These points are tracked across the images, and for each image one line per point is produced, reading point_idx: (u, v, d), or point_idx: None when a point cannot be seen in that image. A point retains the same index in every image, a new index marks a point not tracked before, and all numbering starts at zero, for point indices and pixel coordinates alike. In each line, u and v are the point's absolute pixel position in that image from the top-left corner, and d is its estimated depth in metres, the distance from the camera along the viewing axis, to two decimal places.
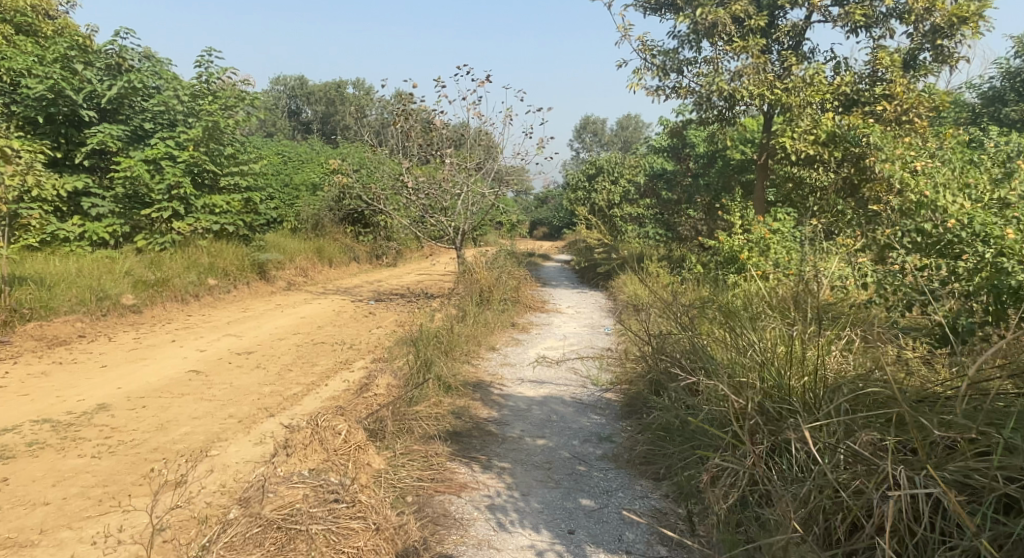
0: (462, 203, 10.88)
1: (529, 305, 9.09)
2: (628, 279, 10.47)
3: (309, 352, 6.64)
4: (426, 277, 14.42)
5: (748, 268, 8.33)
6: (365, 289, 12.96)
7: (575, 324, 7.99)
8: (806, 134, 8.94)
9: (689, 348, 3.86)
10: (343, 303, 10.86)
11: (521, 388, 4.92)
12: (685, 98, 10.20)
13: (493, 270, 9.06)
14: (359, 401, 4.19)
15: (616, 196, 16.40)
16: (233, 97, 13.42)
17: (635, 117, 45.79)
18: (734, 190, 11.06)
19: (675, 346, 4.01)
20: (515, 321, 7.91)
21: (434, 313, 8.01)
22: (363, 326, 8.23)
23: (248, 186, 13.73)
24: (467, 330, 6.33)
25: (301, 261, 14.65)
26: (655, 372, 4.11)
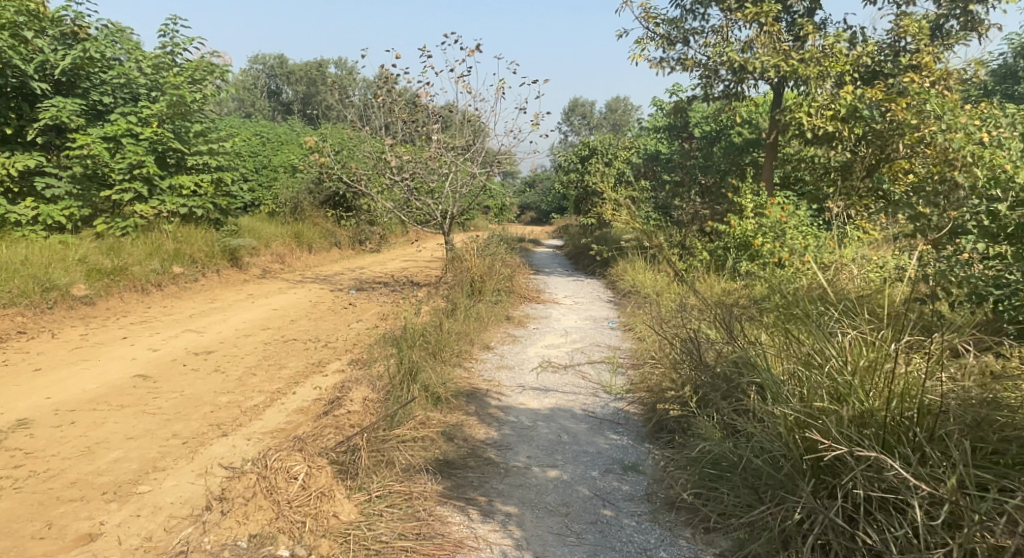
0: (449, 184, 10.08)
1: (523, 296, 8.37)
2: (629, 266, 9.76)
3: (278, 352, 5.86)
4: (412, 264, 13.64)
5: (762, 255, 7.65)
6: (346, 277, 12.15)
7: (576, 318, 7.30)
8: (824, 110, 8.27)
9: (737, 357, 3.09)
10: (321, 293, 10.06)
11: (523, 399, 4.19)
12: (691, 71, 9.44)
13: (486, 257, 8.31)
14: (329, 422, 3.44)
15: (611, 178, 15.66)
16: (201, 70, 12.49)
17: (623, 99, 44.99)
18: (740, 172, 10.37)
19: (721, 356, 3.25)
20: (510, 314, 7.18)
21: (420, 306, 7.27)
22: (342, 320, 7.45)
23: (220, 166, 12.82)
24: (458, 327, 5.59)
25: (277, 247, 13.80)
26: (693, 386, 3.34)
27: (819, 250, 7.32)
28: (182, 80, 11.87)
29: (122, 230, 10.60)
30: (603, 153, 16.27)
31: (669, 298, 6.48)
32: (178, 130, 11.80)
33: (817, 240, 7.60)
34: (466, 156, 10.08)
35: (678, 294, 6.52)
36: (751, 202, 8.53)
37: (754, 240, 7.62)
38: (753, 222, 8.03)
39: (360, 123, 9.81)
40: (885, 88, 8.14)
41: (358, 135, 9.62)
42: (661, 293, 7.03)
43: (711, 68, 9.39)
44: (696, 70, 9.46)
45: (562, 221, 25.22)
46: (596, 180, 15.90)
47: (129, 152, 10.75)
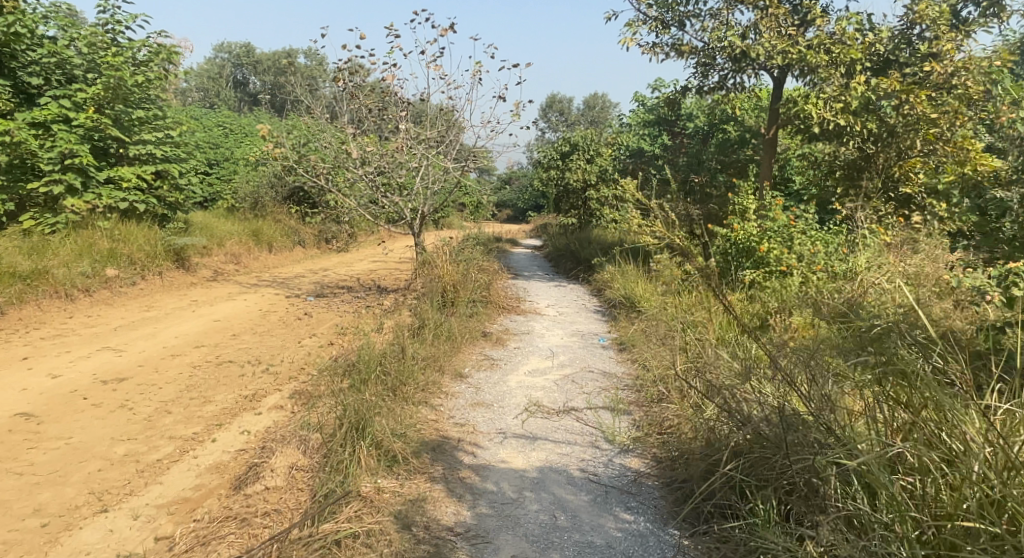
0: (420, 180, 9.10)
1: (501, 306, 7.46)
2: (616, 272, 8.90)
3: (207, 378, 4.87)
4: (381, 266, 12.63)
5: (767, 263, 6.83)
6: (306, 280, 11.09)
7: (560, 334, 6.42)
8: (834, 102, 7.48)
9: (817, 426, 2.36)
10: (275, 299, 9.02)
11: (502, 452, 3.30)
12: (687, 58, 8.59)
13: (460, 262, 7.39)
14: (238, 522, 2.61)
15: (593, 176, 14.80)
16: (146, 50, 11.31)
17: (602, 97, 44.26)
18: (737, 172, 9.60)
19: (784, 421, 2.45)
20: (487, 329, 6.28)
21: (384, 321, 6.32)
22: (293, 335, 6.45)
23: (168, 158, 11.65)
24: (423, 351, 4.66)
25: (232, 246, 12.69)
26: (745, 456, 2.55)
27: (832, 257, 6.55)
28: (124, 59, 10.69)
29: (50, 226, 9.38)
30: (584, 149, 15.34)
31: (670, 314, 5.63)
32: (119, 117, 10.64)
33: (828, 248, 6.85)
34: (438, 149, 9.09)
35: (680, 310, 5.68)
36: (753, 203, 7.73)
37: (760, 246, 6.80)
38: (757, 225, 7.22)
39: (319, 112, 8.79)
40: (900, 78, 7.42)
41: (316, 124, 8.58)
42: (658, 307, 6.17)
43: (708, 55, 8.56)
44: (691, 57, 8.63)
45: (540, 221, 24.22)
46: (577, 178, 14.98)
47: (59, 139, 9.56)
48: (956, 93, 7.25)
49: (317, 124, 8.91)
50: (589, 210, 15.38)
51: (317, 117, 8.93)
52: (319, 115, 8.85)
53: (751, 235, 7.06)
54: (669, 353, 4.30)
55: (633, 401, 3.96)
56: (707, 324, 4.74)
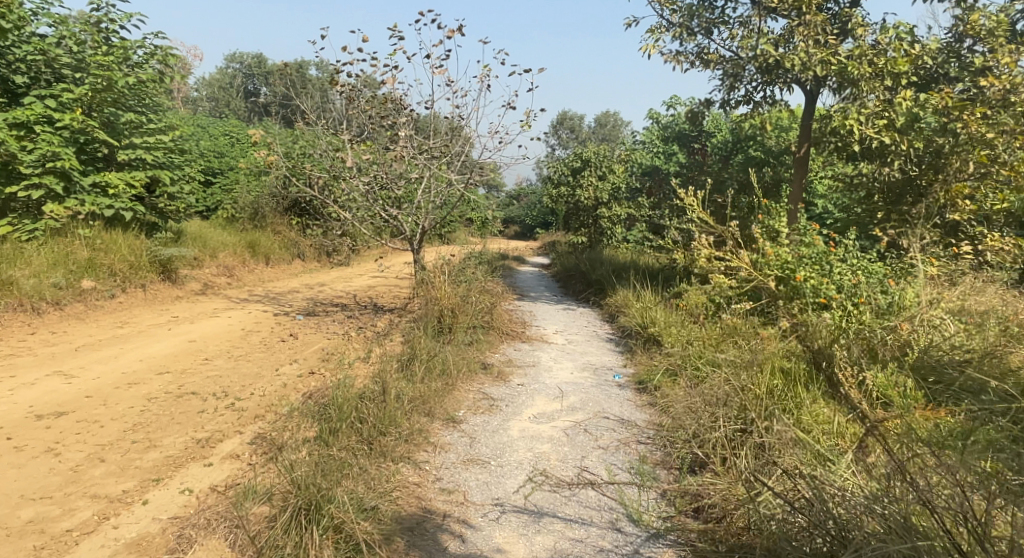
0: (423, 192, 8.47)
1: (505, 333, 6.78)
2: (632, 296, 8.20)
3: (160, 415, 4.19)
4: (381, 282, 11.98)
5: (803, 293, 6.16)
6: (299, 296, 10.44)
7: (570, 367, 5.73)
8: (876, 118, 6.83)
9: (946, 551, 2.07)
10: (262, 316, 8.37)
11: (501, 536, 2.68)
12: (714, 68, 7.95)
13: (461, 284, 6.72)
14: None
15: (606, 194, 14.15)
16: (141, 51, 10.79)
17: (614, 116, 43.80)
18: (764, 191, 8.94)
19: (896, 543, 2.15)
20: (488, 360, 5.60)
21: (372, 349, 5.64)
22: (272, 361, 5.78)
23: (160, 164, 11.09)
24: (410, 389, 3.98)
25: (225, 258, 12.08)
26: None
27: (875, 290, 5.88)
28: (117, 60, 10.15)
29: (28, 233, 8.80)
30: (596, 165, 14.62)
31: (699, 352, 4.94)
32: (109, 119, 10.09)
33: (871, 278, 6.19)
34: (442, 159, 8.45)
35: (710, 346, 5.00)
36: (785, 227, 7.06)
37: (796, 274, 6.13)
38: (791, 251, 6.53)
39: (315, 119, 8.17)
40: (950, 93, 6.75)
41: (310, 131, 7.96)
42: (682, 342, 5.48)
43: (737, 66, 7.92)
44: (719, 65, 7.98)
45: (549, 238, 23.44)
46: (588, 196, 14.28)
47: (41, 140, 9.00)
48: (1013, 111, 6.54)
49: (311, 132, 8.29)
50: (600, 228, 14.66)
51: (312, 124, 8.31)
52: (315, 122, 8.24)
53: (786, 262, 6.39)
54: (707, 408, 3.64)
55: (672, 473, 3.32)
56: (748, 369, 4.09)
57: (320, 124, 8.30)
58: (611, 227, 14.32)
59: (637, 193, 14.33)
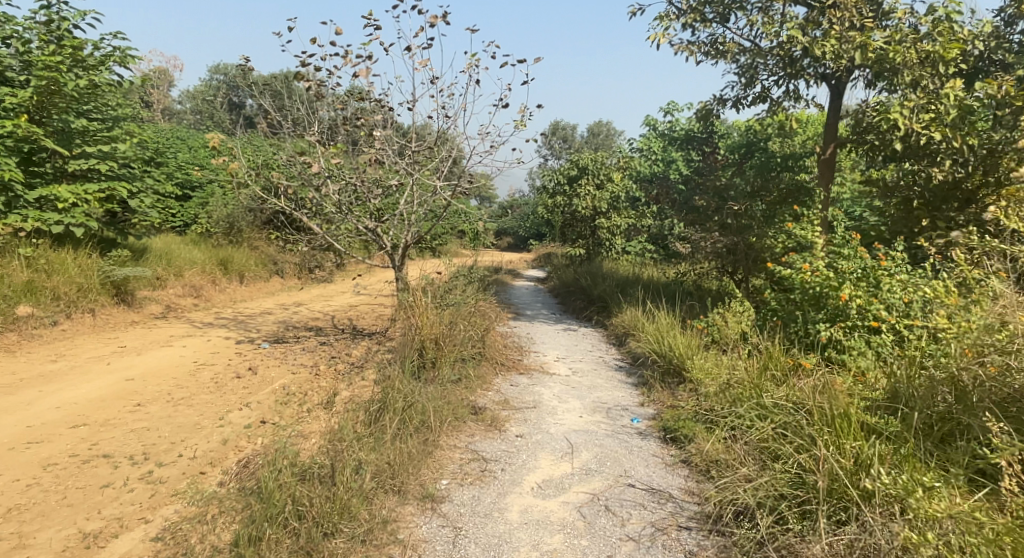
0: (404, 201, 7.52)
1: (499, 364, 5.81)
2: (642, 317, 7.27)
3: (50, 493, 3.23)
4: (364, 301, 10.99)
5: (849, 314, 5.29)
6: (271, 319, 9.45)
7: (577, 408, 4.79)
8: (921, 111, 5.94)
9: None
10: (223, 344, 7.40)
11: None
12: (730, 58, 7.07)
13: (447, 307, 5.77)
14: None
15: (605, 203, 13.22)
16: (96, 51, 9.83)
17: (606, 125, 43.13)
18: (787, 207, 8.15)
19: None
20: (480, 403, 4.64)
21: (338, 391, 4.67)
22: (218, 406, 4.79)
23: (119, 175, 10.11)
24: (376, 462, 3.07)
25: (194, 277, 11.10)
26: None
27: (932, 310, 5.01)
28: (68, 60, 9.16)
29: None
30: (594, 173, 13.67)
31: (742, 391, 4.02)
32: (59, 127, 9.09)
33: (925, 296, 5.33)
34: (426, 165, 7.47)
35: (756, 384, 4.06)
36: (818, 237, 6.16)
37: (841, 293, 5.26)
38: (833, 267, 5.63)
39: (279, 121, 7.18)
40: (1008, 80, 5.84)
41: (272, 133, 6.96)
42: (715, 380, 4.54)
43: (757, 56, 7.04)
44: (738, 55, 7.09)
45: (545, 250, 22.46)
46: (585, 206, 13.34)
47: None
48: None
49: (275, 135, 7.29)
50: (598, 240, 13.73)
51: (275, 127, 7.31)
52: (279, 124, 7.24)
53: (833, 279, 5.46)
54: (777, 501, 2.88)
55: None
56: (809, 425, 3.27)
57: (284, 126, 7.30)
58: (610, 239, 13.42)
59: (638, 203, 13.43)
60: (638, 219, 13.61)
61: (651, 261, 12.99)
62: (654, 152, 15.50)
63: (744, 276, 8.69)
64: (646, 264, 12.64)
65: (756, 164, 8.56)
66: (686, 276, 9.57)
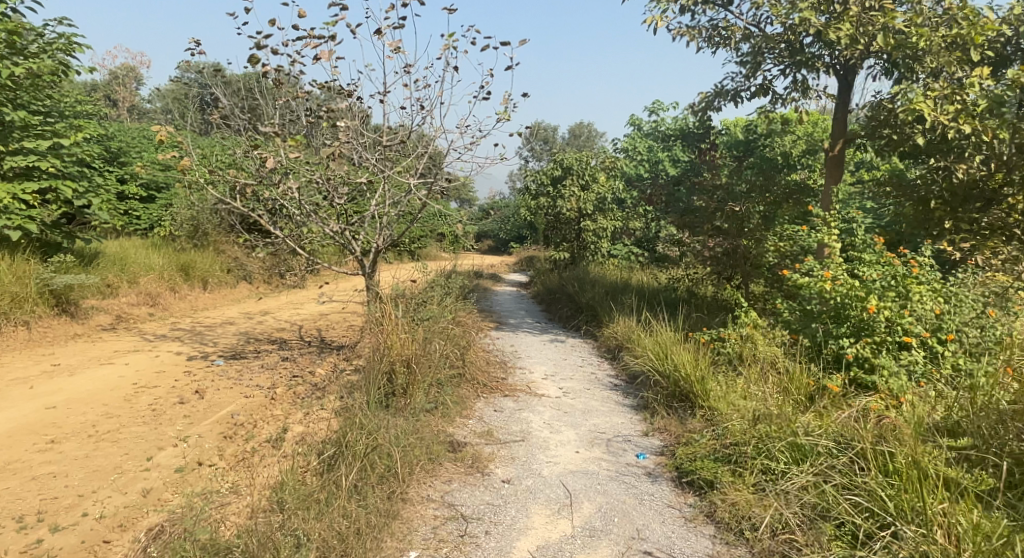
0: (376, 202, 6.81)
1: (481, 386, 5.13)
2: (638, 329, 6.63)
3: None
4: (335, 309, 10.23)
5: (874, 329, 4.72)
6: (230, 330, 8.66)
7: (573, 440, 4.13)
8: (948, 102, 5.37)
9: None
10: (172, 360, 6.64)
11: None
12: (734, 44, 6.47)
13: (422, 322, 5.07)
14: None
15: (591, 205, 12.58)
16: (39, 38, 8.98)
17: (588, 126, 42.52)
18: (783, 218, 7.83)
19: None
20: (460, 437, 3.96)
21: (290, 426, 3.95)
22: (148, 443, 4.06)
23: (66, 173, 9.27)
24: (343, 546, 2.51)
25: (150, 284, 10.27)
26: None
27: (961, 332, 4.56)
28: (4, 46, 8.30)
29: None
30: (579, 174, 13.04)
31: (773, 425, 3.41)
32: None
33: (958, 308, 4.78)
34: (399, 162, 6.77)
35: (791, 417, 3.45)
36: (835, 242, 5.56)
37: (867, 304, 4.68)
38: (856, 277, 5.04)
39: (230, 111, 6.24)
40: None
41: (222, 124, 6.03)
42: (734, 410, 3.93)
43: (762, 42, 6.46)
44: (741, 43, 6.50)
45: (528, 253, 21.76)
46: (570, 207, 12.69)
47: None
48: None
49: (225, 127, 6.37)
50: (584, 243, 13.10)
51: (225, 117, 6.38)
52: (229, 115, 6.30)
53: (857, 288, 4.88)
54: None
55: None
56: (868, 484, 2.80)
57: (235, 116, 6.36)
58: (596, 242, 12.80)
59: (626, 213, 12.84)
60: (626, 221, 12.97)
61: (639, 265, 12.40)
62: (639, 153, 14.93)
63: (742, 282, 8.11)
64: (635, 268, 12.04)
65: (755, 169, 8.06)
66: (680, 282, 8.97)
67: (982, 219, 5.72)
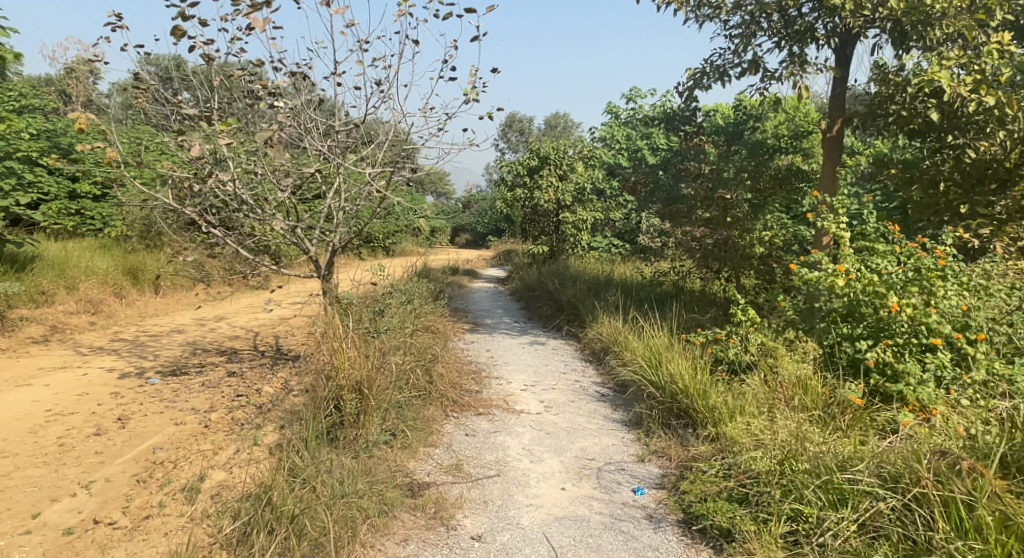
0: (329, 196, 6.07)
1: (448, 405, 4.45)
2: (625, 331, 6.02)
3: None
4: (297, 313, 9.45)
5: (896, 330, 4.15)
6: (178, 340, 7.87)
7: (558, 472, 3.49)
8: (966, 73, 4.83)
9: None
10: (103, 378, 5.87)
11: None
12: (725, 13, 5.86)
13: (379, 338, 4.37)
14: None
15: (569, 196, 11.94)
16: None
17: (564, 117, 41.83)
18: (772, 207, 7.33)
19: None
20: (421, 476, 3.30)
21: (214, 473, 3.27)
22: (41, 491, 3.34)
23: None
24: None
25: (92, 291, 9.41)
26: None
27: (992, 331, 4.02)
28: None
29: None
30: (556, 163, 12.36)
31: (801, 457, 2.80)
32: None
33: (988, 303, 4.22)
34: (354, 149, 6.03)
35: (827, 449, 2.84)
36: (845, 230, 4.96)
37: (889, 302, 4.09)
38: (872, 270, 4.44)
39: (152, 87, 5.14)
40: None
41: (142, 101, 4.94)
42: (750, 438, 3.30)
43: (755, 11, 5.83)
44: (732, 12, 5.88)
45: (505, 247, 21.05)
46: (548, 199, 12.02)
47: None
48: None
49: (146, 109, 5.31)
50: (563, 236, 12.47)
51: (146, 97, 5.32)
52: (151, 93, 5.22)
53: (875, 284, 4.29)
54: None
55: None
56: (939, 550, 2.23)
57: (157, 96, 5.28)
58: (575, 235, 12.16)
59: (606, 213, 12.32)
60: (606, 212, 12.36)
61: (620, 259, 11.80)
62: (617, 141, 14.34)
63: (732, 274, 7.55)
64: (616, 261, 11.43)
65: (742, 158, 7.51)
66: (666, 277, 8.38)
67: (999, 203, 5.20)
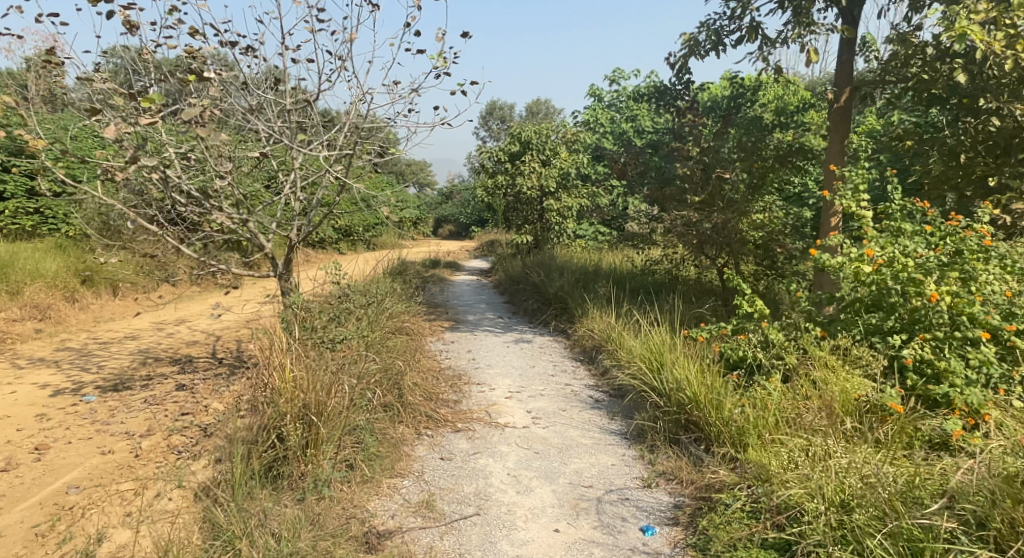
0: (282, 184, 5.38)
1: (420, 423, 3.84)
2: (619, 327, 5.43)
3: None
4: (263, 314, 8.77)
5: (935, 322, 3.59)
6: (129, 347, 7.17)
7: (549, 507, 2.91)
8: (998, 28, 4.27)
9: None
10: (33, 396, 5.20)
11: None
12: None
13: (335, 352, 3.74)
14: None
15: (553, 182, 11.32)
16: None
17: (545, 104, 41.12)
18: (763, 191, 6.92)
19: None
20: (382, 520, 2.70)
21: (114, 530, 2.73)
22: None
23: None
24: None
25: (38, 295, 8.64)
26: None
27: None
28: None
29: None
30: (539, 148, 11.72)
31: None
32: None
33: None
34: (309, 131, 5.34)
35: (885, 489, 2.35)
36: (866, 208, 4.37)
37: (927, 292, 3.52)
38: (902, 252, 3.86)
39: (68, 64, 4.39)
40: None
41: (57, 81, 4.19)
42: (781, 466, 2.76)
43: None
44: None
45: (488, 239, 20.42)
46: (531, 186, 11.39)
47: None
48: None
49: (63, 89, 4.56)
50: (547, 224, 11.86)
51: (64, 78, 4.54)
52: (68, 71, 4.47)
53: (908, 269, 3.71)
54: None
55: None
56: None
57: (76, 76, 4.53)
58: (560, 223, 11.56)
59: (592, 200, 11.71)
60: (592, 199, 11.76)
61: (608, 247, 11.22)
62: (601, 125, 13.74)
63: (730, 260, 7.00)
64: (604, 250, 10.85)
65: (732, 135, 6.87)
66: (658, 265, 7.81)
67: None
